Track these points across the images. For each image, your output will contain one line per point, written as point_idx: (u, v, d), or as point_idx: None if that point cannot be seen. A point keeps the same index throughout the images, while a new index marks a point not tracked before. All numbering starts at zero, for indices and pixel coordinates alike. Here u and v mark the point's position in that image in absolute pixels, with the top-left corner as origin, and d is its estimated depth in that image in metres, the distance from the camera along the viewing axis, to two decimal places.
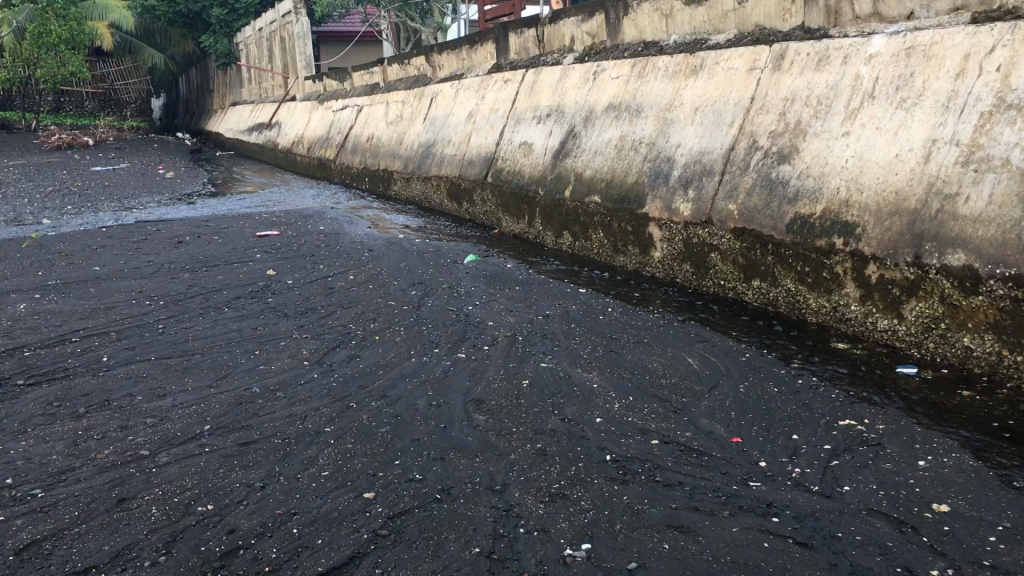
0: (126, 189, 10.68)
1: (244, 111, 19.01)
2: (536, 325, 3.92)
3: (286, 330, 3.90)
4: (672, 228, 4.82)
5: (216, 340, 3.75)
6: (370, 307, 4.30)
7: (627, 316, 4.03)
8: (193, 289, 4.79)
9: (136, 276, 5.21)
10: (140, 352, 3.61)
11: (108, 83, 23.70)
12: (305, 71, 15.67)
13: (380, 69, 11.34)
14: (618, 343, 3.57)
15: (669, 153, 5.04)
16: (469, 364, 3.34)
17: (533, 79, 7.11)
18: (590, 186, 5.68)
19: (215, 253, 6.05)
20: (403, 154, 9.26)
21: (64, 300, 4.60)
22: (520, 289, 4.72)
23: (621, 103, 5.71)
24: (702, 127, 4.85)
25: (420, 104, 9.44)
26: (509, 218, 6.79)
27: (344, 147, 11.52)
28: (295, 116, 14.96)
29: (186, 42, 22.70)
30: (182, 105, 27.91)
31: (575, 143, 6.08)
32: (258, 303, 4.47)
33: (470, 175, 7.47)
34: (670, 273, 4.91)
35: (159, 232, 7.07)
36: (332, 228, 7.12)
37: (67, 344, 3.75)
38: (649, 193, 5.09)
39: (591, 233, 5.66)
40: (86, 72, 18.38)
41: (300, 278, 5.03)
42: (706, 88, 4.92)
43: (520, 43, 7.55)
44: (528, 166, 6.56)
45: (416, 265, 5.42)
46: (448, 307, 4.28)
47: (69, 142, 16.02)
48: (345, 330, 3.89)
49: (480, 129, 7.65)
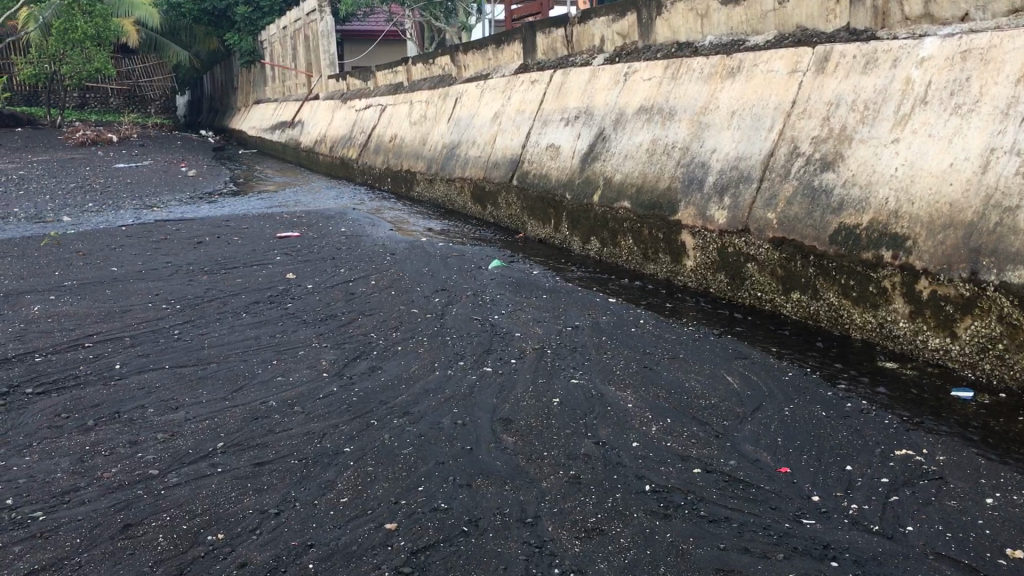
0: (147, 186, 10.60)
1: (267, 109, 18.95)
2: (565, 337, 3.75)
3: (305, 339, 3.75)
4: (706, 236, 4.64)
5: (233, 348, 3.61)
6: (392, 315, 4.15)
7: (660, 329, 3.85)
8: (210, 293, 4.65)
9: (154, 278, 5.09)
10: (154, 359, 3.47)
11: (132, 80, 23.74)
12: (328, 69, 15.58)
13: (405, 69, 11.22)
14: (652, 359, 3.40)
15: (703, 158, 4.86)
16: (496, 379, 3.18)
17: (561, 79, 6.94)
18: (619, 192, 5.50)
19: (234, 254, 5.92)
20: (427, 154, 9.11)
21: (79, 302, 4.48)
22: (547, 297, 4.55)
23: (653, 106, 5.54)
24: (739, 132, 4.66)
25: (444, 104, 9.29)
26: (535, 222, 6.62)
27: (366, 147, 11.39)
28: (317, 115, 14.87)
29: (211, 40, 22.73)
30: (206, 103, 27.96)
31: (604, 146, 5.91)
32: (277, 308, 4.32)
33: (495, 177, 7.32)
34: (704, 283, 4.73)
35: (178, 232, 6.96)
36: (354, 230, 6.98)
37: (80, 350, 3.62)
38: (681, 200, 4.90)
39: (620, 239, 5.48)
40: (111, 69, 18.39)
41: (320, 283, 4.89)
42: (744, 91, 4.73)
43: (548, 43, 7.39)
44: (556, 170, 6.39)
45: (440, 270, 5.27)
46: (473, 316, 4.12)
47: (92, 139, 16.02)
48: (366, 339, 3.74)
49: (506, 130, 7.49)
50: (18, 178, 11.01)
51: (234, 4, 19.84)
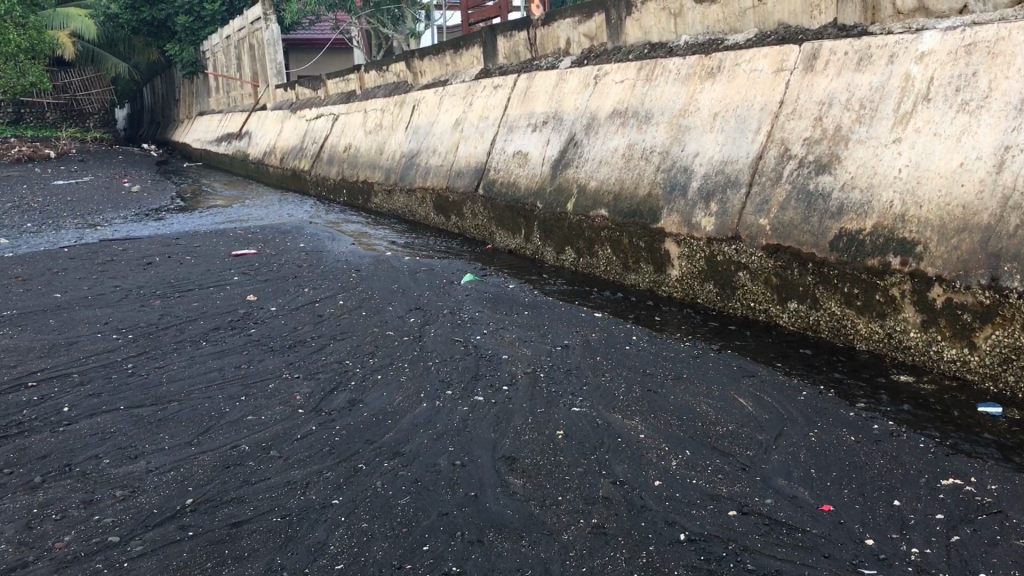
0: (90, 204, 10.12)
1: (212, 121, 18.43)
2: (556, 358, 3.50)
3: (274, 369, 3.44)
4: (693, 245, 4.42)
5: (195, 383, 3.28)
6: (366, 339, 3.85)
7: (656, 346, 3.61)
8: (165, 319, 4.31)
9: (102, 304, 4.72)
10: (107, 400, 3.12)
11: (70, 93, 22.93)
12: (276, 79, 15.16)
13: (357, 76, 10.89)
14: (655, 381, 3.15)
15: (685, 163, 4.65)
16: (490, 410, 2.91)
17: (526, 84, 6.70)
18: (595, 200, 5.27)
19: (187, 275, 5.56)
20: (384, 164, 8.80)
21: (20, 335, 4.10)
22: (529, 313, 4.30)
23: (627, 109, 5.31)
24: (722, 134, 4.45)
25: (401, 112, 8.99)
26: (504, 232, 6.36)
27: (319, 157, 11.04)
28: (266, 125, 14.44)
29: (151, 50, 22.13)
30: (147, 115, 27.20)
31: (576, 151, 5.68)
32: (240, 335, 4.00)
33: (459, 187, 7.04)
34: (691, 294, 4.51)
35: (125, 252, 6.55)
36: (313, 245, 6.65)
37: (22, 391, 3.25)
38: (664, 207, 4.68)
39: (597, 249, 5.24)
40: (47, 82, 17.74)
41: (284, 305, 4.57)
42: (726, 92, 4.53)
43: (510, 47, 7.15)
44: (525, 177, 6.14)
45: (410, 287, 4.98)
46: (454, 337, 3.84)
47: (30, 155, 15.39)
48: (341, 367, 3.44)
49: (469, 137, 7.23)
50: None
51: (174, 13, 19.30)
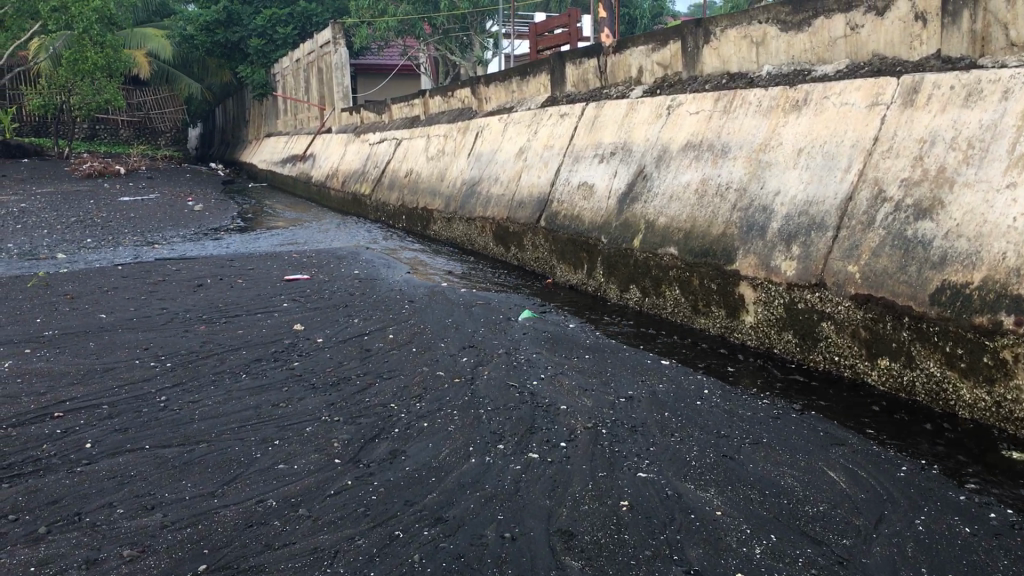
0: (151, 221, 10.09)
1: (279, 142, 18.53)
2: (619, 412, 3.18)
3: (313, 410, 3.17)
4: (771, 290, 4.08)
5: (227, 422, 3.03)
6: (414, 379, 3.57)
7: (731, 403, 3.27)
8: (207, 347, 4.09)
9: (146, 328, 4.52)
10: (132, 437, 2.89)
11: (143, 112, 23.45)
12: (342, 102, 15.09)
13: (421, 101, 10.76)
14: (731, 444, 2.81)
15: (764, 201, 4.32)
16: (545, 472, 2.60)
17: (594, 113, 6.43)
18: (664, 237, 4.95)
19: (237, 299, 5.37)
20: (445, 191, 8.60)
21: (57, 358, 3.91)
22: (591, 357, 3.99)
23: (702, 141, 5.00)
24: (808, 171, 4.12)
25: (465, 138, 8.80)
26: (565, 266, 6.07)
27: (380, 181, 10.91)
28: (330, 148, 14.41)
29: (224, 72, 22.53)
30: (218, 135, 27.58)
31: (645, 185, 5.38)
32: (282, 368, 3.76)
33: (520, 217, 6.78)
34: (767, 342, 4.16)
35: (177, 272, 6.40)
36: (367, 272, 6.44)
37: (46, 422, 3.03)
38: (739, 248, 4.35)
39: (665, 288, 4.92)
40: (121, 100, 18.09)
41: (332, 337, 4.34)
42: (812, 126, 4.20)
43: (579, 74, 6.89)
44: (590, 211, 5.85)
45: (465, 322, 4.71)
46: (508, 382, 3.54)
47: (100, 170, 15.59)
48: (385, 411, 3.16)
49: (532, 166, 6.98)
50: (17, 211, 10.49)
51: (248, 35, 19.60)
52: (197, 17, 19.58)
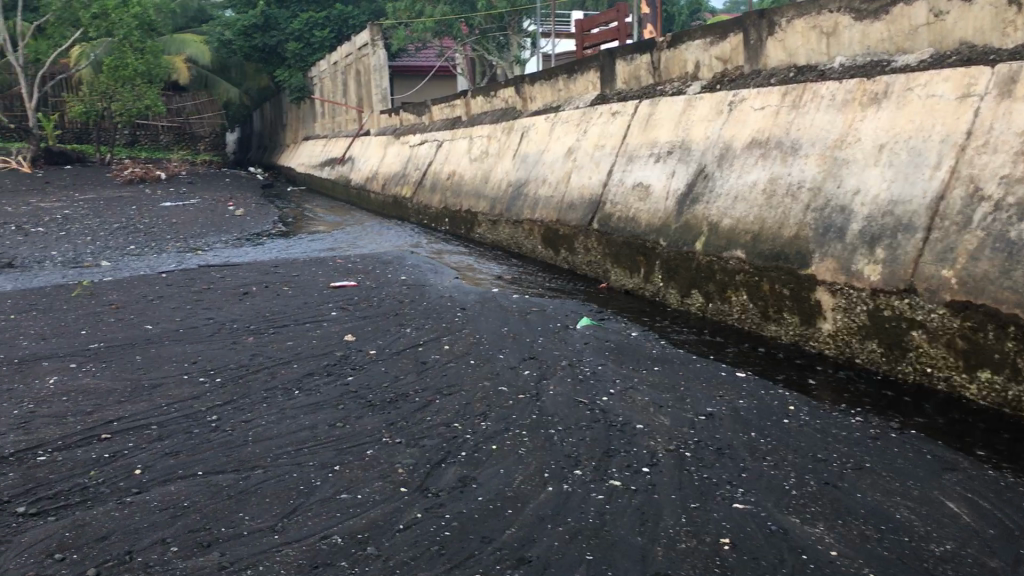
0: (193, 227, 9.99)
1: (317, 145, 18.45)
2: (702, 431, 2.95)
3: (372, 431, 2.98)
4: (852, 296, 3.82)
5: (283, 445, 2.84)
6: (476, 396, 3.35)
7: (822, 421, 3.02)
8: (257, 361, 3.91)
9: (193, 340, 4.36)
10: (184, 462, 2.71)
11: (182, 117, 23.29)
12: (380, 104, 14.95)
13: (462, 102, 10.56)
14: (832, 470, 2.57)
15: (843, 201, 4.06)
16: (632, 502, 2.38)
17: (648, 111, 6.18)
18: (730, 240, 4.70)
19: (283, 308, 5.20)
20: (490, 194, 8.39)
21: (103, 373, 3.75)
22: (661, 369, 3.76)
23: (769, 138, 4.74)
24: (891, 169, 3.85)
25: (509, 139, 8.59)
26: (620, 270, 5.83)
27: (421, 184, 10.73)
28: (369, 150, 14.27)
29: (262, 76, 22.54)
30: (256, 139, 27.65)
31: (706, 185, 5.13)
32: (336, 383, 3.57)
33: (571, 219, 6.56)
34: (847, 352, 3.89)
35: (223, 280, 6.25)
36: (415, 278, 6.25)
37: (93, 445, 2.86)
38: (815, 252, 4.10)
39: (731, 294, 4.67)
40: (160, 105, 17.88)
41: (385, 348, 4.15)
42: (895, 120, 3.93)
43: (630, 71, 6.63)
44: (646, 212, 5.61)
45: (522, 331, 4.50)
46: (577, 398, 3.32)
47: (141, 176, 15.62)
48: (450, 432, 2.96)
49: (582, 167, 6.75)
50: (61, 218, 10.46)
51: (285, 39, 19.57)
52: (235, 22, 19.56)
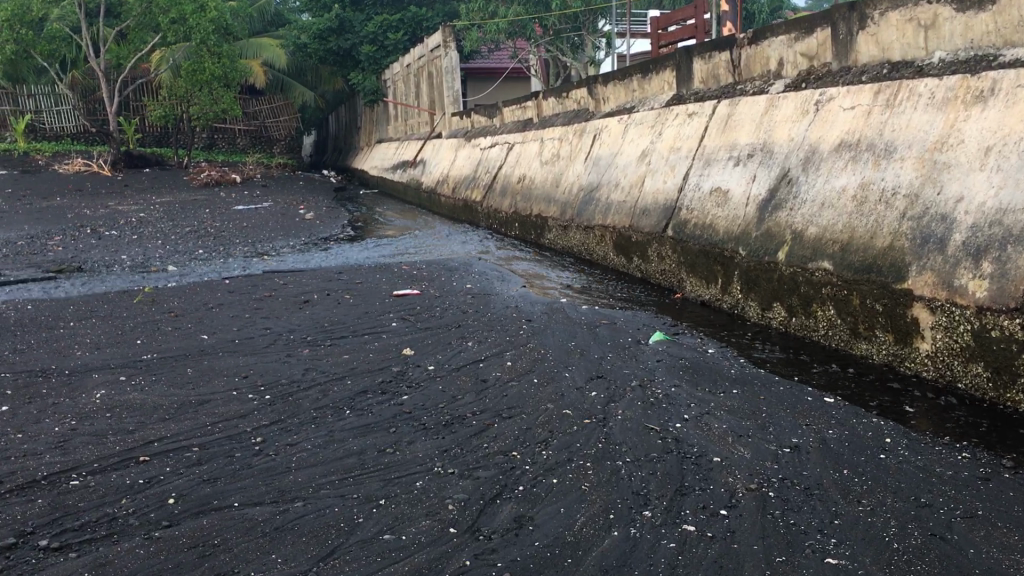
0: (263, 231, 9.97)
1: (390, 148, 18.44)
2: (787, 466, 2.65)
3: (424, 458, 2.76)
4: (955, 314, 3.46)
5: (327, 473, 2.65)
6: (539, 420, 3.11)
7: (924, 458, 2.70)
8: (310, 376, 3.74)
9: (247, 352, 4.21)
10: (220, 491, 2.53)
11: (260, 121, 23.71)
12: (452, 106, 14.83)
13: (534, 104, 10.32)
14: (939, 518, 2.26)
15: (945, 209, 3.70)
16: (708, 553, 2.11)
17: (727, 111, 5.85)
18: (816, 250, 4.37)
19: (343, 318, 5.04)
20: (560, 198, 8.15)
21: (151, 387, 3.62)
22: (741, 392, 3.46)
23: (860, 140, 4.39)
24: (1000, 173, 3.47)
25: (581, 141, 8.32)
26: (696, 280, 5.52)
27: (492, 188, 10.54)
28: (441, 153, 14.15)
29: (337, 79, 22.72)
30: (331, 142, 27.88)
31: (790, 190, 4.80)
32: (390, 402, 3.37)
33: (644, 226, 6.27)
34: (948, 375, 3.54)
35: (285, 287, 6.13)
36: (480, 286, 6.04)
37: (129, 469, 2.70)
38: (912, 264, 3.75)
39: (817, 308, 4.34)
40: (238, 109, 18.12)
41: (444, 363, 3.94)
42: (1003, 120, 3.54)
43: (708, 70, 6.30)
44: (724, 219, 5.30)
45: (590, 346, 4.23)
46: (648, 424, 3.05)
47: (217, 179, 15.81)
48: (507, 461, 2.72)
49: (657, 171, 6.46)
50: (136, 221, 10.58)
51: (359, 43, 19.65)
52: (310, 26, 19.69)
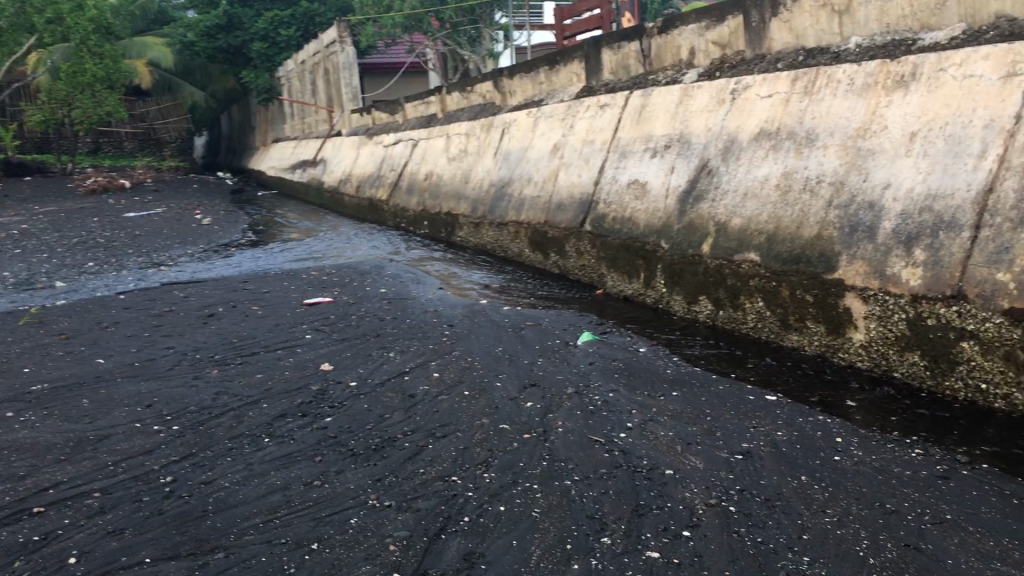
0: (157, 239, 9.45)
1: (287, 147, 17.87)
2: (743, 475, 2.53)
3: (356, 491, 2.53)
4: (889, 303, 3.41)
5: (251, 515, 2.40)
6: (475, 438, 2.91)
7: (878, 458, 2.62)
8: (221, 401, 3.45)
9: (149, 376, 3.88)
10: (129, 544, 2.26)
11: (147, 122, 22.74)
12: (350, 103, 14.48)
13: (437, 98, 10.08)
14: (910, 526, 2.18)
15: (872, 197, 3.65)
16: None
17: (640, 102, 5.75)
18: (741, 241, 4.29)
19: (252, 332, 4.72)
20: (471, 194, 7.95)
21: (42, 424, 3.27)
22: (681, 394, 3.34)
23: (780, 129, 4.32)
24: (927, 160, 3.44)
25: (489, 136, 8.13)
26: (617, 275, 5.40)
27: (398, 185, 10.25)
28: (341, 151, 13.75)
29: (228, 77, 21.94)
30: (225, 143, 26.95)
31: (710, 181, 4.71)
32: (313, 426, 3.12)
33: (560, 221, 6.13)
34: (884, 365, 3.50)
35: (186, 300, 5.75)
36: (395, 290, 5.79)
37: (21, 524, 2.40)
38: (842, 253, 3.69)
39: (744, 301, 4.27)
40: (123, 112, 17.25)
41: (366, 378, 3.70)
42: (927, 105, 3.51)
43: (618, 60, 6.19)
44: (644, 212, 5.20)
45: (518, 351, 4.06)
46: (591, 436, 2.89)
47: (104, 185, 15.01)
48: (448, 487, 2.52)
49: (571, 164, 6.32)
50: (16, 234, 9.89)
51: (249, 40, 19.00)
52: (197, 23, 18.92)
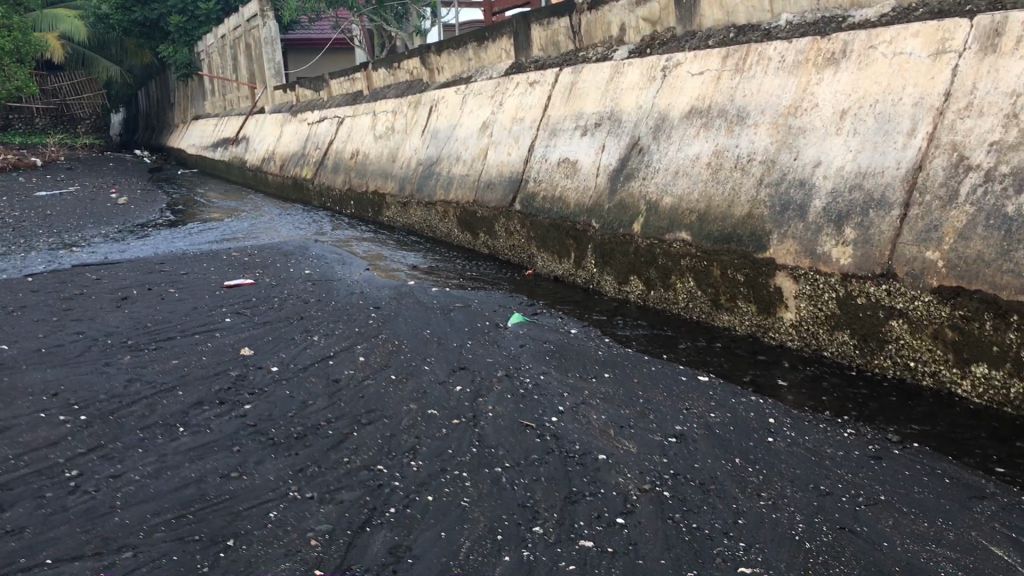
0: (69, 219, 9.04)
1: (208, 124, 17.34)
2: (677, 459, 2.47)
3: (275, 482, 2.40)
4: (819, 282, 3.40)
5: (163, 510, 2.25)
6: (402, 424, 2.80)
7: (811, 439, 2.59)
8: (134, 388, 3.26)
9: (56, 363, 3.65)
10: (27, 545, 2.09)
11: (60, 98, 21.84)
12: (274, 79, 14.15)
13: (363, 74, 9.83)
14: (844, 508, 2.16)
15: (803, 175, 3.63)
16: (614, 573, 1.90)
17: (570, 80, 5.66)
18: (673, 220, 4.24)
19: (169, 316, 4.51)
20: (398, 173, 7.78)
21: None
22: (614, 376, 3.27)
23: (710, 106, 4.28)
24: (857, 137, 3.42)
25: (417, 113, 7.96)
26: (547, 255, 5.33)
27: (323, 164, 10.00)
28: (264, 129, 13.37)
29: (145, 52, 21.18)
30: (143, 120, 26.05)
31: (641, 159, 4.66)
32: (231, 414, 2.96)
33: (490, 200, 6.02)
34: (814, 344, 3.50)
35: (99, 283, 5.48)
36: (321, 271, 5.61)
37: None
38: (773, 232, 3.67)
39: (675, 280, 4.23)
40: (33, 86, 16.50)
41: (288, 363, 3.54)
42: (857, 83, 3.49)
43: (547, 36, 6.09)
44: (574, 191, 5.13)
45: (447, 333, 3.95)
46: (522, 420, 2.80)
47: (14, 163, 14.34)
48: (374, 477, 2.41)
49: (500, 142, 6.21)
50: None
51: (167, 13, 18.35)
52: None
